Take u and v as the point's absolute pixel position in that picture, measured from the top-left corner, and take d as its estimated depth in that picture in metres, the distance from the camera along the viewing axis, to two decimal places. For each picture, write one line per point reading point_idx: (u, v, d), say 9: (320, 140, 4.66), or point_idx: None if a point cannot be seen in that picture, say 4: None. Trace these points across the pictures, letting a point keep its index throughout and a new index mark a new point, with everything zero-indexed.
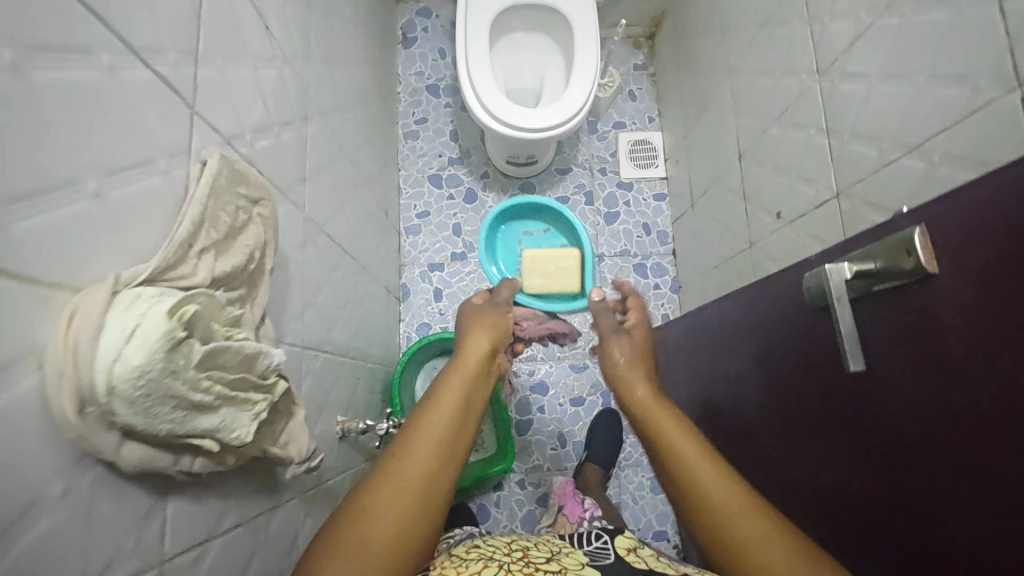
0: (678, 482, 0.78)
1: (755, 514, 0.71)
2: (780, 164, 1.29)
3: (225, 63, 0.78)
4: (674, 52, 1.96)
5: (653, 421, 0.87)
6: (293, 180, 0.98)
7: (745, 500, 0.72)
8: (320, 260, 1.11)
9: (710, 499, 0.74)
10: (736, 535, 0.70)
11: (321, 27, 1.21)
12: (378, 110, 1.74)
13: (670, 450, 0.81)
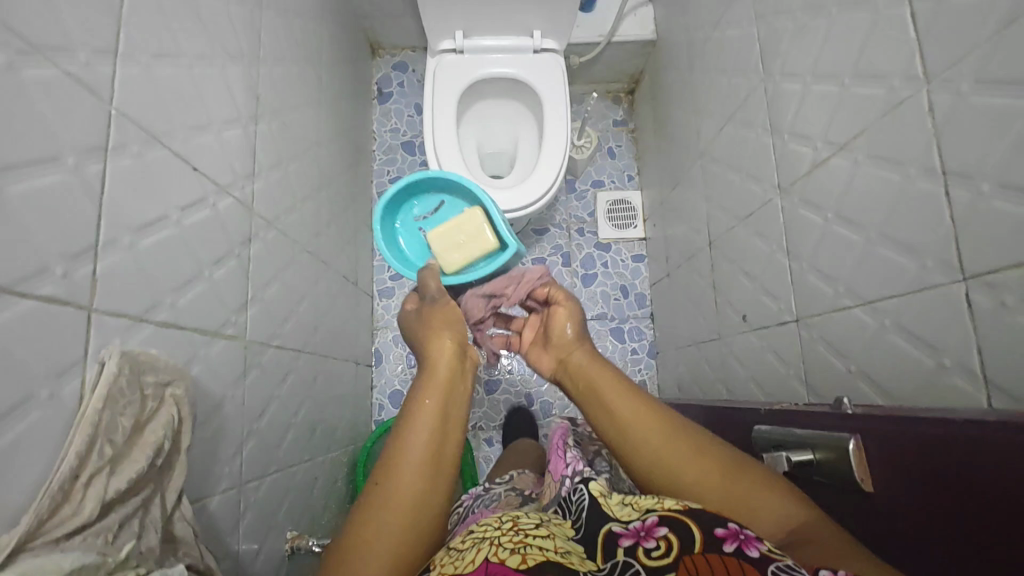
0: (629, 448, 0.60)
1: (729, 470, 0.55)
2: (753, 278, 0.97)
3: (171, 59, 0.61)
4: (651, 107, 1.54)
5: (591, 381, 0.68)
6: (232, 245, 0.75)
7: (708, 463, 0.56)
8: (254, 320, 0.80)
9: (674, 459, 0.57)
10: (694, 477, 0.55)
11: (277, 63, 0.94)
12: (346, 136, 1.38)
13: (627, 417, 0.62)
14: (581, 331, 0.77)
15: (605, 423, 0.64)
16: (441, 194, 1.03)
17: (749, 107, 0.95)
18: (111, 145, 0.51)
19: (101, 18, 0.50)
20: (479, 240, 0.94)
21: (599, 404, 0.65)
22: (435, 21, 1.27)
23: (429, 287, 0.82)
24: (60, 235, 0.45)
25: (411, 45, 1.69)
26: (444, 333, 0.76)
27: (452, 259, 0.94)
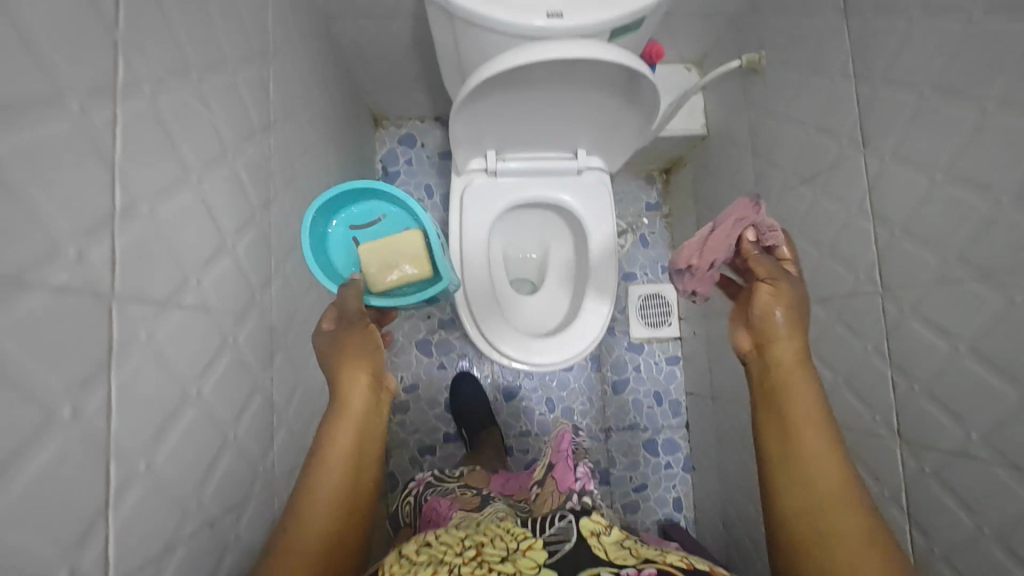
0: (787, 461, 0.51)
1: (870, 537, 0.47)
2: (821, 356, 0.84)
3: (176, 81, 0.48)
4: (693, 206, 1.30)
5: (784, 383, 0.54)
6: (251, 285, 0.63)
7: (854, 521, 0.48)
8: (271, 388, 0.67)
9: (823, 499, 0.49)
10: (832, 528, 0.48)
11: (283, 100, 0.77)
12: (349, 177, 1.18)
13: (799, 437, 0.51)
14: (801, 322, 0.55)
15: (776, 426, 0.53)
16: (385, 204, 0.69)
17: (825, 112, 0.81)
18: (120, 215, 0.40)
19: (96, 46, 0.38)
20: (416, 265, 0.64)
21: (774, 401, 0.54)
22: (459, 93, 1.02)
23: (352, 309, 0.58)
24: (69, 358, 0.35)
25: (420, 115, 1.41)
26: (355, 369, 0.56)
27: (380, 278, 0.62)
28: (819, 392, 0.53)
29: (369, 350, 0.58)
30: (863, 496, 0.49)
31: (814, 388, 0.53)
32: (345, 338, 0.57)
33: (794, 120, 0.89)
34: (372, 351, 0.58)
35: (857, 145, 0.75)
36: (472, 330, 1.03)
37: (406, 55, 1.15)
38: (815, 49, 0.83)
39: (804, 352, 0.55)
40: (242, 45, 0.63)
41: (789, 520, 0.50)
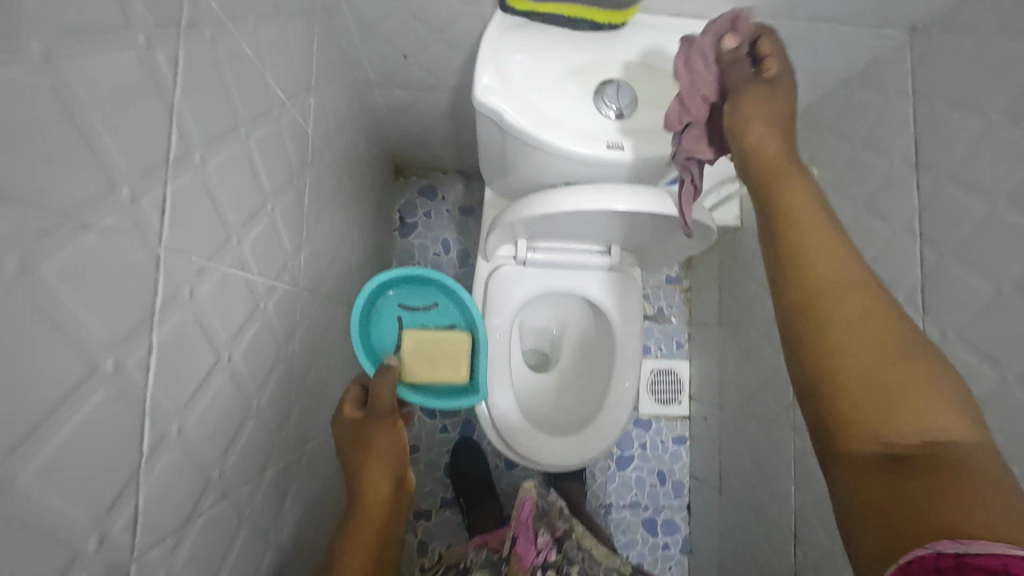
0: (814, 340, 0.40)
1: (946, 404, 0.36)
2: None
3: (227, 138, 0.44)
4: (718, 325, 1.32)
5: (802, 225, 0.44)
6: (281, 345, 0.60)
7: (897, 355, 0.38)
8: (287, 448, 0.63)
9: (891, 371, 0.37)
10: (902, 426, 0.36)
11: (323, 157, 0.75)
12: (373, 213, 1.16)
13: (829, 290, 0.41)
14: (835, 230, 0.44)
15: (801, 285, 0.42)
16: (443, 293, 0.75)
17: (882, 193, 0.79)
18: (160, 308, 0.36)
19: (149, 120, 0.34)
20: (452, 369, 0.68)
21: (803, 284, 0.42)
22: (493, 176, 0.95)
23: (381, 399, 0.58)
24: (92, 480, 0.30)
25: (443, 167, 1.41)
26: (379, 451, 0.56)
27: (415, 373, 0.66)
28: (833, 225, 0.44)
29: (389, 435, 0.57)
30: (915, 330, 0.39)
31: (824, 216, 0.45)
32: (368, 424, 0.58)
33: (845, 196, 0.87)
34: (393, 434, 0.58)
35: (913, 235, 0.74)
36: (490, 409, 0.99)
37: (440, 121, 1.13)
38: (875, 130, 0.81)
39: (818, 202, 0.46)
40: (290, 85, 0.59)
41: (856, 456, 0.37)
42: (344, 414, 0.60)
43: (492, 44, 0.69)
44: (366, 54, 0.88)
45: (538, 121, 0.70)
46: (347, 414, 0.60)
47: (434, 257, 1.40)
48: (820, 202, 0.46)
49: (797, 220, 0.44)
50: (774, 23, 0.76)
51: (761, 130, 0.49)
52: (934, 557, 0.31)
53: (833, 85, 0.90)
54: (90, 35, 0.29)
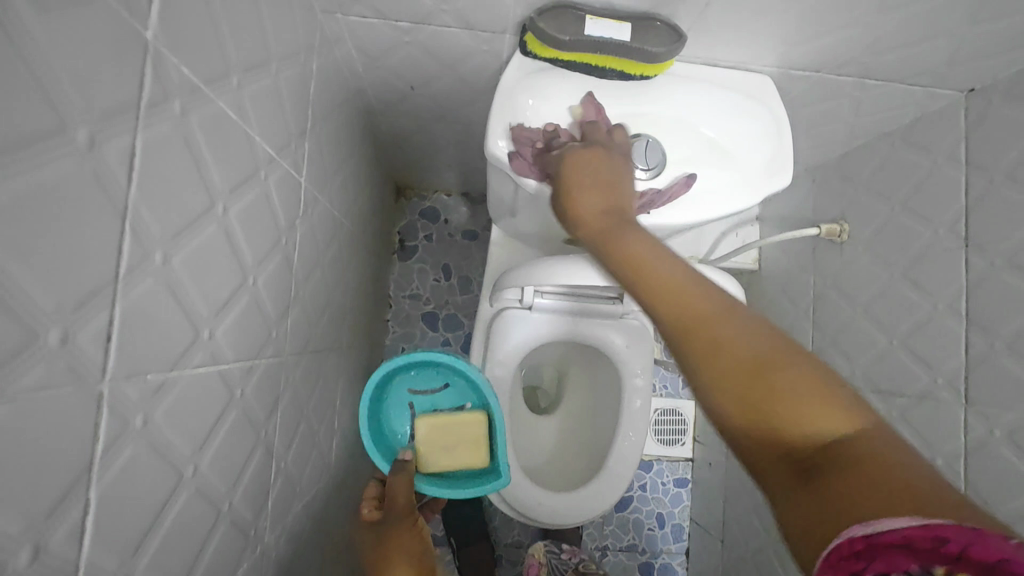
0: (698, 366, 0.38)
1: (829, 402, 0.33)
2: None
3: (198, 222, 0.38)
4: None
5: (635, 264, 0.45)
6: (260, 425, 0.54)
7: (762, 361, 0.36)
8: (265, 535, 0.57)
9: (771, 387, 0.34)
10: (791, 431, 0.33)
11: (317, 201, 0.68)
12: (371, 241, 1.09)
13: (695, 318, 0.39)
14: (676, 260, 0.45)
15: (669, 316, 0.41)
16: (450, 374, 0.83)
17: (922, 264, 0.73)
18: (101, 455, 0.30)
19: (94, 237, 0.28)
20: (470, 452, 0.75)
21: (667, 315, 0.41)
22: (500, 215, 0.88)
23: (398, 499, 0.62)
24: None
25: (447, 188, 1.34)
26: (399, 550, 0.56)
27: (436, 462, 0.74)
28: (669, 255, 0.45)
29: (408, 532, 0.58)
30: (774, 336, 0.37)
31: (659, 250, 0.46)
32: (389, 527, 0.59)
33: (879, 259, 0.80)
34: (414, 531, 0.59)
35: (957, 315, 0.68)
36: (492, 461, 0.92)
37: (446, 146, 1.07)
38: (918, 194, 0.74)
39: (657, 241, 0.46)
40: (280, 136, 0.53)
41: (773, 482, 0.33)
42: (365, 516, 0.63)
43: (507, 91, 0.63)
44: (370, 82, 0.81)
45: None
46: (366, 514, 0.63)
47: (433, 283, 1.34)
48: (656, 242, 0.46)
49: (643, 253, 0.45)
50: (818, 75, 0.70)
51: (590, 199, 0.54)
52: (852, 538, 0.26)
53: (873, 137, 0.83)
54: (6, 161, 0.22)
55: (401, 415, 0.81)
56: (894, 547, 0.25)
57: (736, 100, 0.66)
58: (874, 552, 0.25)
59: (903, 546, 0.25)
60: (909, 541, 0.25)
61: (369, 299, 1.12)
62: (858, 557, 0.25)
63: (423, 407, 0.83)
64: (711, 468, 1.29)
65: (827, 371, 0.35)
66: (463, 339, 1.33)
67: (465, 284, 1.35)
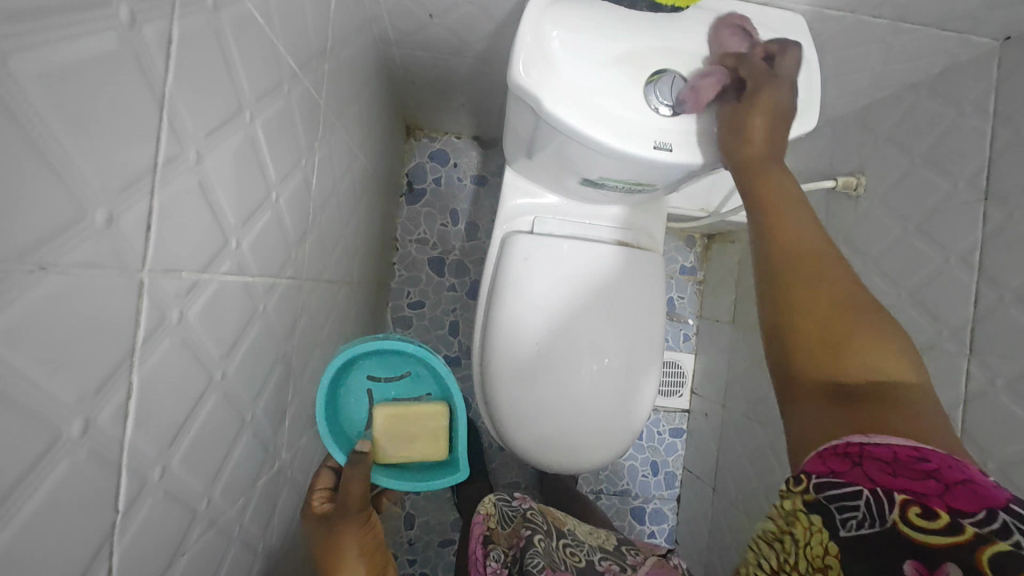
0: (796, 348, 0.49)
1: (891, 354, 0.44)
2: None
3: (227, 126, 0.38)
4: (729, 325, 1.27)
5: (802, 250, 0.53)
6: (281, 344, 0.55)
7: (842, 302, 0.48)
8: (281, 454, 0.59)
9: (869, 336, 0.45)
10: (855, 380, 0.44)
11: (335, 128, 0.67)
12: (382, 180, 1.08)
13: (801, 262, 0.52)
14: (777, 134, 0.60)
15: (783, 258, 0.53)
16: (412, 362, 0.88)
17: (939, 218, 0.73)
18: (142, 342, 0.30)
19: (133, 122, 0.27)
20: (430, 445, 0.82)
21: (776, 261, 0.54)
22: (515, 154, 0.87)
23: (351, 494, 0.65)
24: (65, 544, 0.26)
25: (458, 132, 1.32)
26: (350, 554, 0.62)
27: (394, 452, 0.79)
28: (815, 224, 0.55)
29: (359, 532, 0.64)
30: (865, 294, 0.48)
31: (801, 207, 0.56)
32: (339, 522, 0.64)
33: (894, 214, 0.80)
34: (363, 531, 0.64)
35: (969, 269, 0.68)
36: (502, 414, 0.96)
37: (462, 85, 1.04)
38: (941, 147, 0.74)
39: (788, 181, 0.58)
40: (302, 52, 0.51)
41: (807, 392, 0.46)
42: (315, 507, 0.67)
43: (533, 17, 0.61)
44: (388, 9, 0.78)
45: (578, 108, 0.62)
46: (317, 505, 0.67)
47: (441, 228, 1.34)
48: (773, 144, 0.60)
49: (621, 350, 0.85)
50: (852, 16, 0.68)
51: (760, 134, 0.59)
52: (850, 446, 0.39)
53: (899, 89, 0.82)
54: (53, 24, 0.22)
55: (358, 403, 0.84)
56: (878, 460, 0.36)
57: (764, 36, 0.65)
58: (861, 457, 0.37)
59: (885, 461, 0.36)
60: (896, 457, 0.36)
61: (378, 239, 1.12)
62: (849, 457, 0.38)
63: (382, 394, 0.86)
64: (707, 419, 1.33)
65: (891, 322, 0.46)
66: (469, 284, 1.34)
67: (473, 229, 1.34)
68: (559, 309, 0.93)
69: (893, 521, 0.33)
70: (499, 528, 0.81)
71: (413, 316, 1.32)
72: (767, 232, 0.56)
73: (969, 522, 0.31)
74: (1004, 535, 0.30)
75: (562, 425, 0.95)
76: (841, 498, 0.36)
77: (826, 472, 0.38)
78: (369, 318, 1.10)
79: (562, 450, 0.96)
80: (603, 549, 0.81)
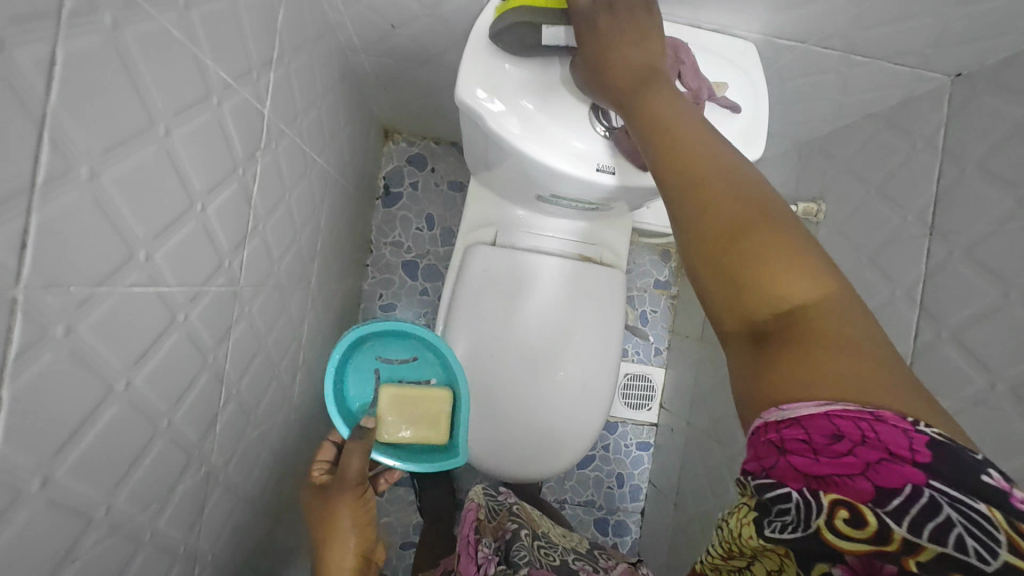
0: (711, 287, 0.40)
1: (805, 271, 0.38)
2: None
3: (134, 141, 0.38)
4: (698, 342, 1.27)
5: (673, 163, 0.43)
6: (209, 351, 0.55)
7: (746, 223, 0.39)
8: (209, 459, 0.59)
9: (761, 256, 0.38)
10: (767, 315, 0.38)
11: (285, 136, 0.67)
12: (352, 183, 1.08)
13: (696, 181, 0.41)
14: (642, 41, 0.50)
15: (678, 183, 0.42)
16: (422, 347, 0.85)
17: (887, 250, 0.73)
18: (16, 358, 0.31)
19: (5, 143, 0.28)
20: (431, 430, 0.79)
21: (674, 184, 0.42)
22: (476, 166, 0.87)
23: (348, 469, 0.66)
24: None
25: (436, 137, 1.32)
26: (342, 525, 0.64)
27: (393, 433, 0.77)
28: (705, 126, 0.44)
29: (353, 505, 0.66)
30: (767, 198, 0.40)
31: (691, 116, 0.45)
32: (334, 494, 0.66)
33: (848, 243, 0.80)
34: (355, 506, 0.66)
35: (912, 303, 0.68)
36: None
37: (435, 93, 1.05)
38: (893, 179, 0.74)
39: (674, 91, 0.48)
40: (238, 64, 0.52)
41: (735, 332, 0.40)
42: (314, 478, 0.70)
43: (481, 37, 0.62)
44: (351, 19, 0.79)
45: (520, 128, 0.63)
46: (317, 476, 0.71)
47: (416, 232, 1.34)
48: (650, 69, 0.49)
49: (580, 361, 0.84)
50: (804, 47, 0.68)
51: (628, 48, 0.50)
52: (768, 429, 0.35)
53: (858, 119, 0.82)
54: None
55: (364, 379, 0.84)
56: (798, 442, 0.33)
57: (711, 60, 0.65)
58: (783, 442, 0.33)
59: (806, 444, 0.32)
60: (814, 442, 0.32)
61: (346, 242, 1.12)
62: (772, 445, 0.34)
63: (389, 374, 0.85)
64: (673, 434, 1.33)
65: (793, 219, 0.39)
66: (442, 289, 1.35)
67: (447, 234, 1.35)
68: (523, 318, 0.94)
69: (817, 527, 0.31)
70: (485, 519, 0.79)
71: (384, 319, 1.33)
72: (651, 139, 0.45)
73: (897, 501, 0.29)
74: (930, 512, 0.28)
75: (519, 436, 0.95)
76: (775, 500, 0.33)
77: (759, 468, 0.35)
78: (335, 320, 1.11)
79: (517, 458, 0.96)
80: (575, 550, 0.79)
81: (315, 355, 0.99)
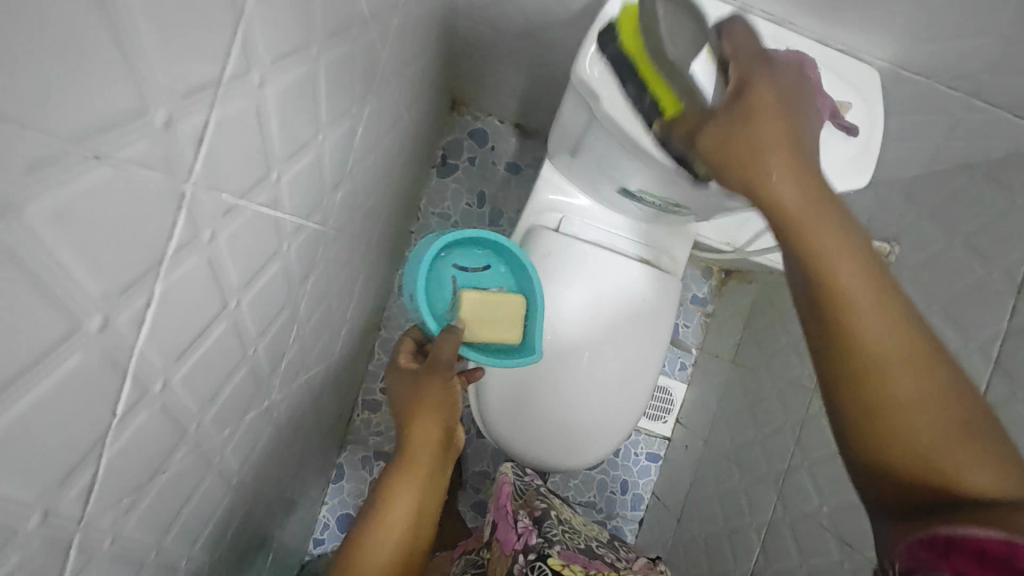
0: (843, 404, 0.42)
1: (934, 393, 0.39)
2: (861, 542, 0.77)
3: (295, 56, 0.37)
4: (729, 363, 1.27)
5: (806, 223, 0.42)
6: (293, 286, 0.54)
7: (886, 348, 0.40)
8: (271, 393, 0.58)
9: (899, 386, 0.39)
10: (896, 437, 0.39)
11: (388, 84, 0.66)
12: (419, 146, 1.07)
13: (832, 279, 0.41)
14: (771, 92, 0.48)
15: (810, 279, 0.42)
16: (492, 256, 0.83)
17: (965, 301, 0.72)
18: (172, 254, 0.30)
19: (209, 29, 0.27)
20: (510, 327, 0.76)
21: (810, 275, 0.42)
22: (557, 149, 0.86)
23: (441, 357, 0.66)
24: (51, 451, 0.26)
25: (501, 116, 1.31)
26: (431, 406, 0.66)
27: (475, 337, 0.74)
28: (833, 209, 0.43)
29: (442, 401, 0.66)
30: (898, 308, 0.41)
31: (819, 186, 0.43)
32: (427, 375, 0.67)
33: (921, 289, 0.79)
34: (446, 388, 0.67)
35: (986, 359, 0.67)
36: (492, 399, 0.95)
37: (518, 70, 1.03)
38: (983, 231, 0.72)
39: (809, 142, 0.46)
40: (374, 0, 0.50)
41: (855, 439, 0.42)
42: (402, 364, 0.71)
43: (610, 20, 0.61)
44: None
45: (630, 112, 0.62)
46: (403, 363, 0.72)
47: (465, 207, 1.33)
48: (785, 106, 0.45)
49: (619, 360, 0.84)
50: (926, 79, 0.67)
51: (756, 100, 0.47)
52: (936, 537, 0.35)
53: (951, 166, 0.81)
54: None
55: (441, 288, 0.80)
56: (966, 552, 0.33)
57: (831, 79, 0.64)
58: (950, 553, 0.34)
59: (974, 555, 0.33)
60: (983, 551, 0.33)
61: (402, 204, 1.11)
62: (939, 548, 0.35)
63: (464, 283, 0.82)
64: (686, 451, 1.33)
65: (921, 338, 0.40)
66: None
67: (496, 215, 1.34)
68: (576, 308, 0.93)
69: None
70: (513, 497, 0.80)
71: None
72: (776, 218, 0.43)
73: None
74: None
75: (550, 424, 0.95)
76: None
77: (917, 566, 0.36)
78: (378, 281, 1.10)
79: (544, 446, 0.96)
80: (597, 539, 0.78)
81: (358, 311, 0.98)
